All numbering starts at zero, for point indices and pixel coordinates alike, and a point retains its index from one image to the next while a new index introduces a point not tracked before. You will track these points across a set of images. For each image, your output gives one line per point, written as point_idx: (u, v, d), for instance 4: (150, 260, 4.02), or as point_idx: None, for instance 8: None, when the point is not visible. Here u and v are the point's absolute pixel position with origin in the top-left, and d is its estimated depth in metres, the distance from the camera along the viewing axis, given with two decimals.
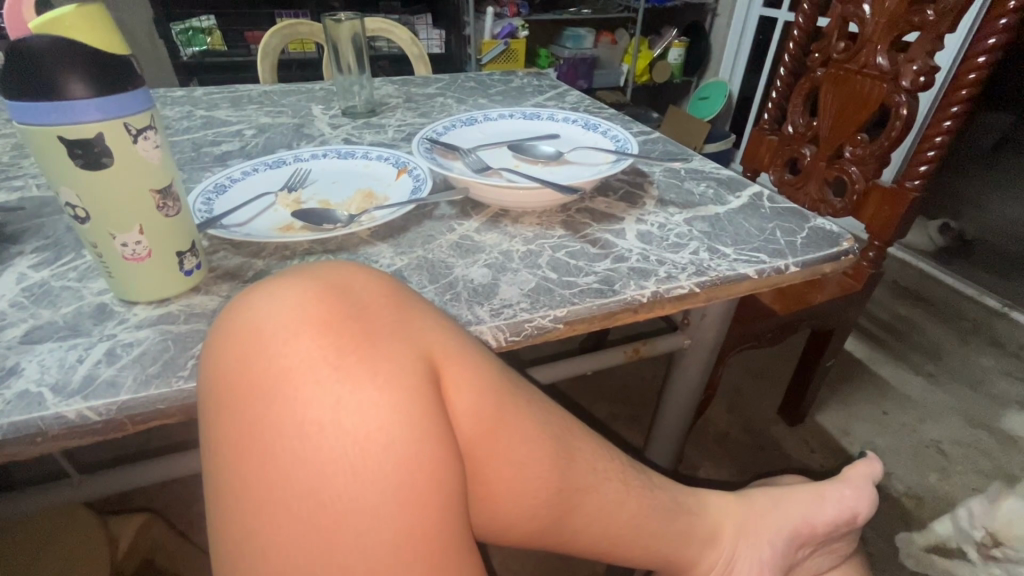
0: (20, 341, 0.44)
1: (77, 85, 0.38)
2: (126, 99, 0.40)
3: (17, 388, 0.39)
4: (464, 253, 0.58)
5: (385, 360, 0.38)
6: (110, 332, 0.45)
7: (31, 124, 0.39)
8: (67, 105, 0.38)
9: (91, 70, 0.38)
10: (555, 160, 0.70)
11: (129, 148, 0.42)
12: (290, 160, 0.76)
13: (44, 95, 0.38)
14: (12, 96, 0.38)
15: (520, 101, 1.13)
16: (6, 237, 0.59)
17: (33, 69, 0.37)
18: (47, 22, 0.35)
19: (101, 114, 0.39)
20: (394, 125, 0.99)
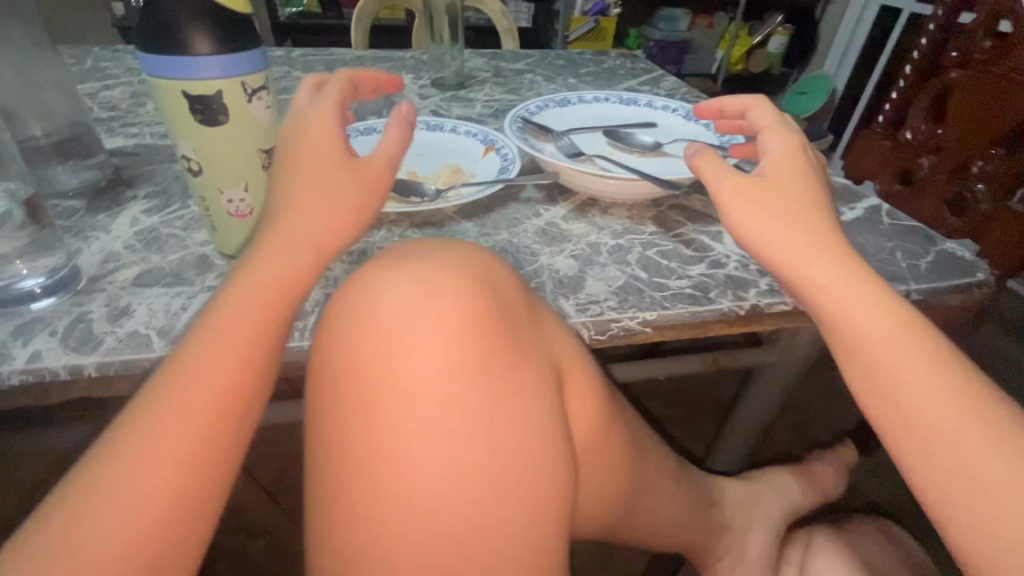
0: (133, 283, 0.46)
1: (200, 41, 0.39)
2: (244, 55, 0.41)
3: (128, 328, 0.41)
4: (550, 240, 0.56)
5: (524, 369, 0.38)
6: (211, 283, 0.47)
7: (160, 79, 0.40)
8: (190, 61, 0.39)
9: (214, 27, 0.39)
10: (653, 152, 0.66)
11: (242, 106, 0.42)
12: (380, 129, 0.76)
13: (171, 51, 0.39)
14: (145, 49, 0.40)
15: (612, 84, 1.09)
16: (123, 182, 0.63)
17: (165, 26, 0.38)
18: None
19: (219, 71, 0.40)
20: (482, 100, 0.97)
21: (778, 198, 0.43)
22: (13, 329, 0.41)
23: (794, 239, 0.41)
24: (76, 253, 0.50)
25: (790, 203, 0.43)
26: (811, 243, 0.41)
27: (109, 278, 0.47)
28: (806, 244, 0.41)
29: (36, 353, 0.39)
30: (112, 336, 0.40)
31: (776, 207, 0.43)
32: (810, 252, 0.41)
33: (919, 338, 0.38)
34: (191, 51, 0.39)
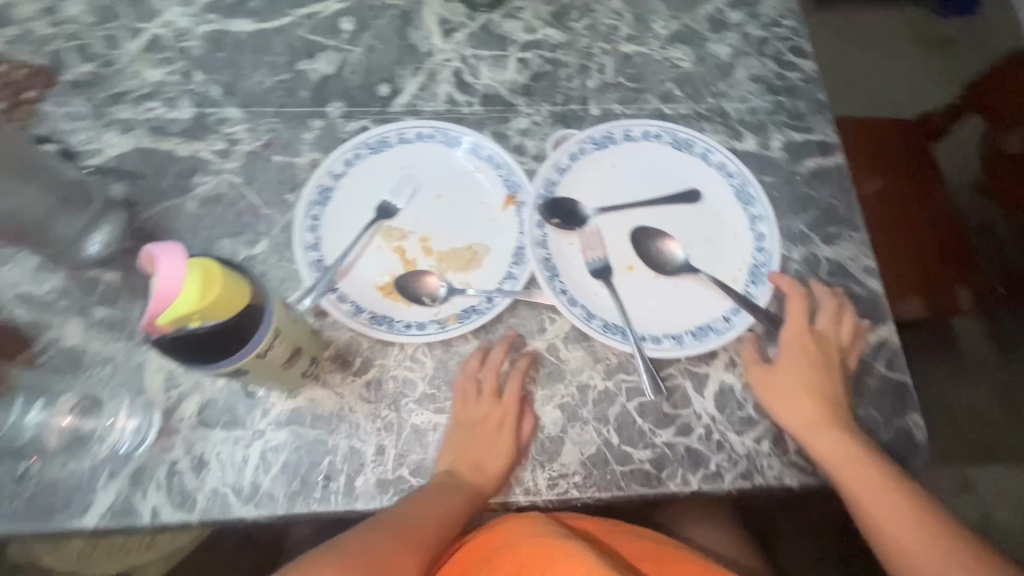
0: (198, 423, 0.57)
1: (247, 331, 0.42)
2: (267, 314, 0.43)
3: (211, 483, 0.56)
4: (546, 377, 0.62)
5: (874, 493, 0.57)
6: (259, 426, 0.58)
7: (217, 368, 0.43)
8: (244, 347, 0.42)
9: (246, 320, 0.42)
10: (675, 273, 0.63)
11: (278, 342, 0.47)
12: (393, 141, 0.70)
13: (227, 348, 0.41)
14: (198, 360, 0.41)
15: (691, 9, 0.83)
16: (148, 239, 0.65)
17: (227, 331, 0.40)
18: (224, 305, 0.39)
19: (269, 329, 0.44)
20: (518, 48, 0.78)
21: (816, 424, 0.59)
22: (130, 478, 0.55)
23: (836, 454, 0.57)
24: (139, 370, 0.59)
25: (816, 428, 0.58)
26: (846, 458, 0.57)
27: (176, 414, 0.57)
28: (845, 463, 0.57)
29: (154, 507, 0.55)
30: (201, 492, 0.55)
31: (830, 431, 0.58)
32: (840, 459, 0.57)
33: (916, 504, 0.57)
34: (250, 333, 0.42)
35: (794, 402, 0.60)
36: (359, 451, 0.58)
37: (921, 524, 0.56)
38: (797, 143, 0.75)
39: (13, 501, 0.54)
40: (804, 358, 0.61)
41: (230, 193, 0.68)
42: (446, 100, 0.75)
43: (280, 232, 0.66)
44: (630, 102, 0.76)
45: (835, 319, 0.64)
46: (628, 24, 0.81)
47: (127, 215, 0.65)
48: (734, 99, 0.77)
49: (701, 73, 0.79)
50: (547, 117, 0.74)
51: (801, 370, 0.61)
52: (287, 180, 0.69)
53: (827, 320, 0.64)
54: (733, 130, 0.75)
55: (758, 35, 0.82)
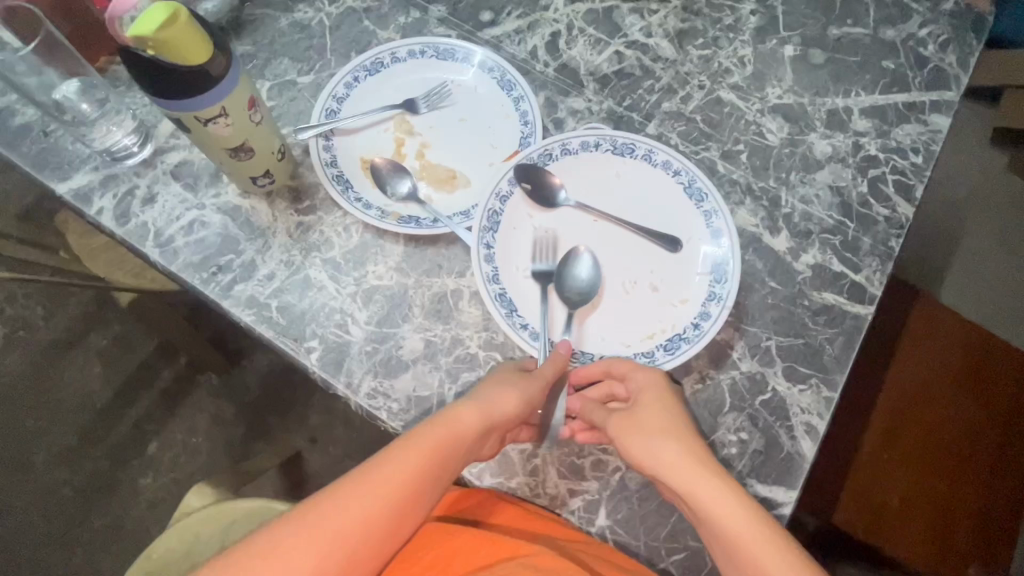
0: (170, 172, 0.67)
1: (199, 89, 0.49)
2: (223, 87, 0.50)
3: (146, 217, 0.65)
4: (434, 313, 0.63)
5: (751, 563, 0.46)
6: (205, 201, 0.66)
7: (169, 108, 0.50)
8: (190, 100, 0.49)
9: (202, 79, 0.48)
10: (592, 290, 0.59)
11: (224, 121, 0.53)
12: (457, 57, 0.74)
13: (175, 92, 0.48)
14: (149, 90, 0.48)
15: (819, 93, 0.75)
16: (238, 28, 0.76)
17: (179, 76, 0.47)
18: (186, 52, 0.46)
19: (219, 101, 0.51)
20: (623, 42, 0.77)
21: (688, 471, 0.50)
22: (103, 178, 0.66)
23: (720, 500, 0.48)
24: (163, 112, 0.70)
25: (691, 473, 0.50)
26: (741, 518, 0.47)
27: (162, 156, 0.68)
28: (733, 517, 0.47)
29: (101, 208, 0.65)
30: (135, 219, 0.65)
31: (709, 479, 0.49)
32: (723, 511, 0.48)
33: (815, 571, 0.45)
34: (202, 87, 0.49)
35: (657, 445, 0.51)
36: (256, 267, 0.64)
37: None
38: (831, 271, 0.66)
39: (32, 146, 0.68)
40: (647, 411, 0.53)
41: (315, 29, 0.76)
42: (529, 52, 0.77)
43: (327, 77, 0.74)
44: (690, 141, 0.72)
45: (654, 388, 0.54)
46: (742, 75, 0.76)
47: (235, 4, 0.76)
48: (796, 195, 0.70)
49: (781, 155, 0.72)
50: (603, 111, 0.73)
51: (665, 413, 0.53)
52: (361, 43, 0.76)
53: (647, 385, 0.54)
54: (772, 221, 0.68)
55: (871, 152, 0.72)
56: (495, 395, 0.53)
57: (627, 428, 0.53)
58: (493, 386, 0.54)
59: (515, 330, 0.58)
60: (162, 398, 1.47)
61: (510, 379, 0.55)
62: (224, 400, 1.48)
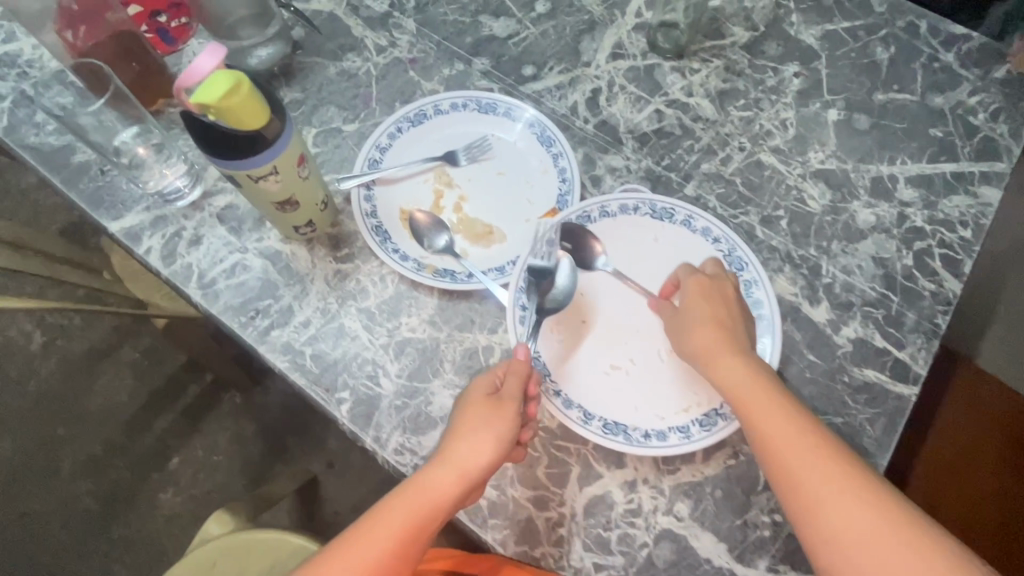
0: (217, 214, 0.69)
1: (253, 150, 0.50)
2: (275, 148, 0.51)
3: (191, 258, 0.67)
4: (464, 369, 0.63)
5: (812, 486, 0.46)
6: (247, 245, 0.68)
7: (225, 168, 0.52)
8: (243, 161, 0.51)
9: (257, 142, 0.50)
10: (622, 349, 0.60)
11: (274, 178, 0.54)
12: (499, 111, 0.75)
13: (230, 153, 0.50)
14: (206, 149, 0.50)
15: (862, 160, 0.74)
16: (288, 75, 0.79)
17: (236, 139, 0.49)
18: (245, 121, 0.47)
19: (270, 161, 0.52)
20: (664, 101, 0.78)
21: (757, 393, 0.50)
22: (153, 218, 0.69)
23: (782, 420, 0.49)
24: None
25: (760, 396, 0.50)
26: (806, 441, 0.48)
27: (210, 198, 0.70)
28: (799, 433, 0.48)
29: (149, 247, 0.67)
30: (180, 260, 0.67)
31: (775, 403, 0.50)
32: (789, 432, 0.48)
33: (879, 493, 0.45)
34: (259, 149, 0.50)
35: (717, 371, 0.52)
36: (292, 312, 0.65)
37: (876, 511, 0.44)
38: (872, 347, 0.64)
39: (88, 183, 0.70)
40: (701, 332, 0.54)
41: (362, 78, 0.79)
42: (569, 107, 0.77)
43: (371, 126, 0.76)
44: (728, 204, 0.72)
45: (704, 300, 0.55)
46: (784, 138, 0.75)
47: (288, 52, 0.79)
48: (838, 264, 0.68)
49: (822, 222, 0.70)
50: (641, 170, 0.74)
51: (733, 342, 0.53)
52: (405, 93, 0.78)
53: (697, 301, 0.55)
54: (812, 291, 0.67)
55: (916, 223, 0.70)
56: (464, 450, 0.52)
57: (695, 357, 0.54)
58: (464, 437, 0.52)
59: (547, 396, 0.57)
60: (187, 413, 1.49)
61: (473, 424, 0.53)
62: (246, 419, 1.49)
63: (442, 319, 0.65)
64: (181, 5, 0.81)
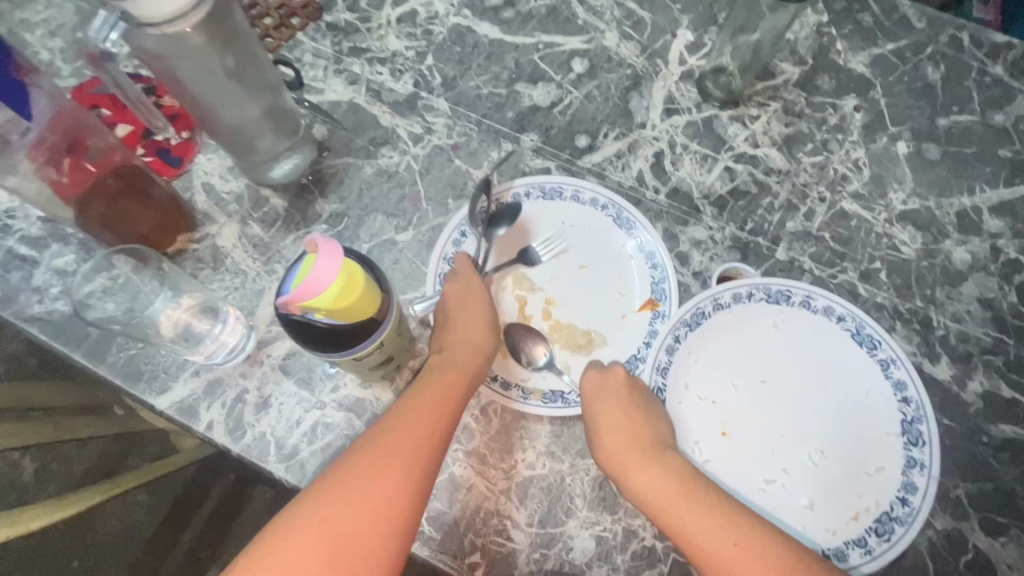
0: (280, 366, 0.60)
1: (360, 340, 0.42)
2: (382, 330, 0.43)
3: (262, 426, 0.58)
4: (598, 503, 0.57)
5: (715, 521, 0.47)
6: (324, 399, 0.60)
7: (324, 356, 0.43)
8: (348, 350, 0.42)
9: (365, 332, 0.42)
10: (769, 457, 0.56)
11: (377, 350, 0.47)
12: (566, 195, 0.68)
13: (335, 346, 0.42)
14: (305, 344, 0.42)
15: (943, 193, 0.72)
16: (321, 183, 0.70)
17: (344, 333, 0.41)
18: (361, 315, 0.40)
19: (376, 341, 0.43)
20: (731, 156, 0.73)
21: (677, 509, 0.48)
22: (206, 384, 0.59)
23: (671, 488, 0.49)
24: (259, 295, 0.64)
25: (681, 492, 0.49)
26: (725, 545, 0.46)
27: (267, 348, 0.61)
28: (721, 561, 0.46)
29: (211, 421, 0.58)
30: (250, 430, 0.58)
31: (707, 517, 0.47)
32: (720, 565, 0.45)
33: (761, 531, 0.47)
34: (366, 335, 0.42)
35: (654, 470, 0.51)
36: None
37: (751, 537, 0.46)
38: (1003, 398, 0.62)
39: (118, 354, 0.60)
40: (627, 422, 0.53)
41: (405, 175, 0.71)
42: (635, 178, 0.72)
43: (428, 231, 0.68)
44: (824, 263, 0.68)
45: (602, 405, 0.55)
46: (861, 180, 0.72)
47: (315, 157, 0.70)
48: (947, 313, 0.66)
49: (921, 269, 0.68)
50: (727, 239, 0.69)
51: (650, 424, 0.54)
52: (456, 185, 0.70)
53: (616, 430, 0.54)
54: (929, 347, 0.64)
55: (1011, 255, 0.69)
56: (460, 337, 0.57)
57: (631, 442, 0.52)
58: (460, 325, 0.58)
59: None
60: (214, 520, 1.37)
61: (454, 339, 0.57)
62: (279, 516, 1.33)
63: (560, 447, 0.59)
64: (180, 116, 0.71)
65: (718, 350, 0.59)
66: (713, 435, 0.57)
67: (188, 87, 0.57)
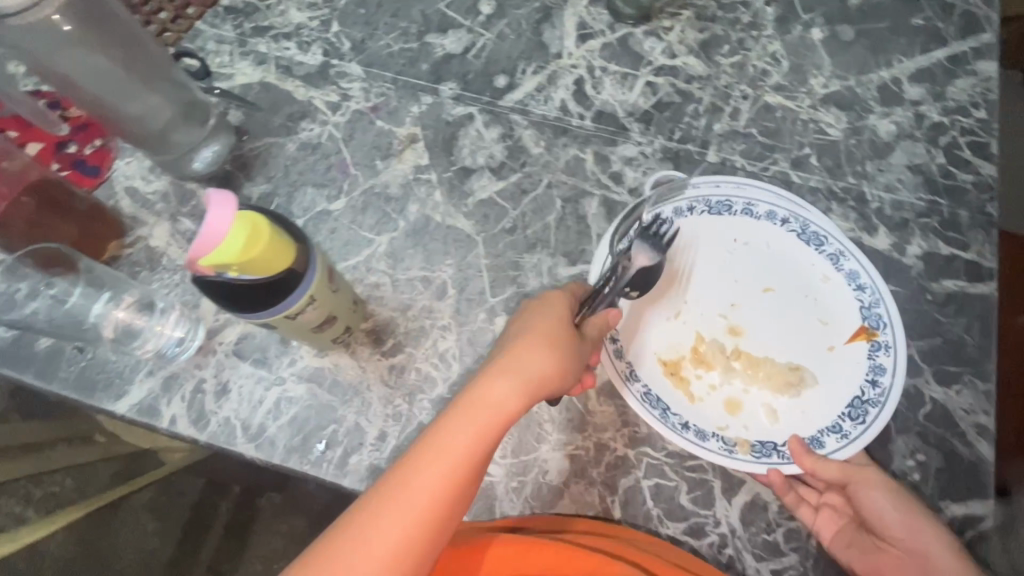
0: (233, 351, 0.60)
1: (285, 297, 0.42)
2: (305, 282, 0.43)
3: (225, 411, 0.59)
4: (566, 425, 0.58)
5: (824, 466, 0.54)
6: (282, 374, 0.60)
7: (255, 318, 0.43)
8: (277, 307, 0.43)
9: (287, 287, 0.42)
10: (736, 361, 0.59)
11: (311, 308, 0.47)
12: (736, 208, 0.63)
13: (259, 305, 0.42)
14: (228, 307, 0.42)
15: (862, 71, 0.72)
16: (245, 167, 0.69)
17: (263, 289, 0.41)
18: (274, 268, 0.40)
19: (305, 294, 0.44)
20: (650, 71, 0.73)
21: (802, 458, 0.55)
22: (162, 381, 0.59)
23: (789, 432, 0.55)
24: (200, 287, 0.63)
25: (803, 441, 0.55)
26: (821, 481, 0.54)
27: (218, 336, 0.61)
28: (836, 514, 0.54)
29: (173, 416, 0.59)
30: (214, 417, 0.58)
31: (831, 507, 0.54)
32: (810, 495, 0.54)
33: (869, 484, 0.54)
34: (289, 289, 0.42)
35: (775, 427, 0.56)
36: (363, 428, 0.58)
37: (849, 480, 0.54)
38: (942, 256, 0.64)
39: (69, 368, 0.60)
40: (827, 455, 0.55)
41: (328, 145, 0.70)
42: (559, 109, 0.71)
43: (360, 195, 0.68)
44: (755, 158, 0.68)
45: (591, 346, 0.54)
46: (781, 72, 0.72)
47: (234, 142, 0.69)
48: (879, 185, 0.67)
49: (850, 146, 0.68)
50: (657, 151, 0.69)
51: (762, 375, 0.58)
52: (381, 146, 0.70)
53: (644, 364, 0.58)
54: (866, 221, 0.65)
55: (933, 118, 0.70)
56: (538, 358, 0.49)
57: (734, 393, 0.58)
58: (528, 337, 0.51)
59: (676, 432, 0.56)
60: None
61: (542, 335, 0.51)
62: (294, 514, 1.09)
63: None
64: (88, 124, 0.69)
65: (722, 255, 0.62)
66: (683, 351, 0.59)
67: (80, 86, 0.57)
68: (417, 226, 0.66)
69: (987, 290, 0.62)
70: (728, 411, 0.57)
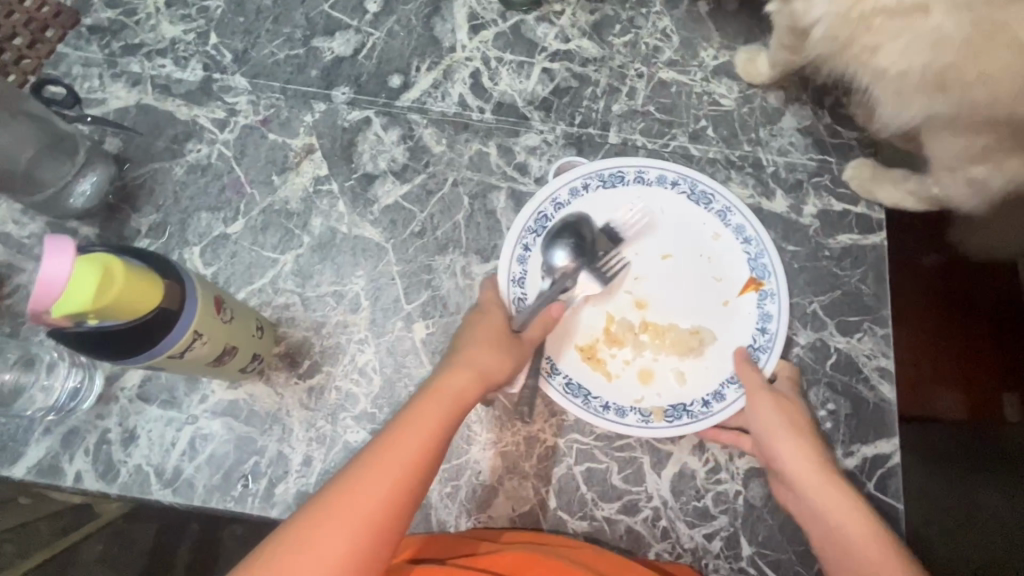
0: (137, 395, 0.57)
1: (162, 338, 0.40)
2: (184, 318, 0.41)
3: (135, 459, 0.56)
4: (494, 423, 0.58)
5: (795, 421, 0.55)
6: (194, 412, 0.57)
7: (135, 363, 0.41)
8: (156, 347, 0.40)
9: (162, 327, 0.40)
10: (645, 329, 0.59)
11: (201, 344, 0.44)
12: (629, 178, 0.62)
13: (135, 350, 0.39)
14: (100, 356, 0.39)
15: (749, 39, 0.74)
16: (130, 197, 0.65)
17: (134, 332, 0.38)
18: (140, 309, 0.38)
19: (188, 330, 0.42)
20: (546, 57, 0.72)
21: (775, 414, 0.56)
22: (61, 438, 0.56)
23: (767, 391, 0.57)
24: None
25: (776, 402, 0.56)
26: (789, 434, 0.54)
27: (119, 381, 0.57)
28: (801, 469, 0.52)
29: (78, 472, 0.55)
30: (125, 466, 0.55)
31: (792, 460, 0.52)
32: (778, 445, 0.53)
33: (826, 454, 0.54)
34: (165, 327, 0.40)
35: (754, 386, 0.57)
36: (287, 455, 0.57)
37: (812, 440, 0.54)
38: (835, 212, 0.67)
39: None
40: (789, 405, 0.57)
41: (219, 165, 0.66)
42: (457, 104, 0.70)
43: (258, 215, 0.65)
44: (654, 135, 0.69)
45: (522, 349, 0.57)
46: (672, 48, 0.73)
47: (114, 172, 0.65)
48: (773, 150, 0.69)
49: (743, 115, 0.70)
50: (560, 137, 0.69)
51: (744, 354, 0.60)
52: (276, 161, 0.67)
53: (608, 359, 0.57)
54: (764, 186, 0.68)
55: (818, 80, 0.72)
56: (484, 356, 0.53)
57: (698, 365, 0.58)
58: (476, 341, 0.54)
59: (599, 415, 0.57)
60: None
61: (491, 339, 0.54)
62: None
63: None
64: None
65: (625, 228, 0.61)
66: (598, 334, 0.59)
67: None
68: (322, 240, 0.64)
69: (878, 239, 0.66)
70: (646, 380, 0.58)
